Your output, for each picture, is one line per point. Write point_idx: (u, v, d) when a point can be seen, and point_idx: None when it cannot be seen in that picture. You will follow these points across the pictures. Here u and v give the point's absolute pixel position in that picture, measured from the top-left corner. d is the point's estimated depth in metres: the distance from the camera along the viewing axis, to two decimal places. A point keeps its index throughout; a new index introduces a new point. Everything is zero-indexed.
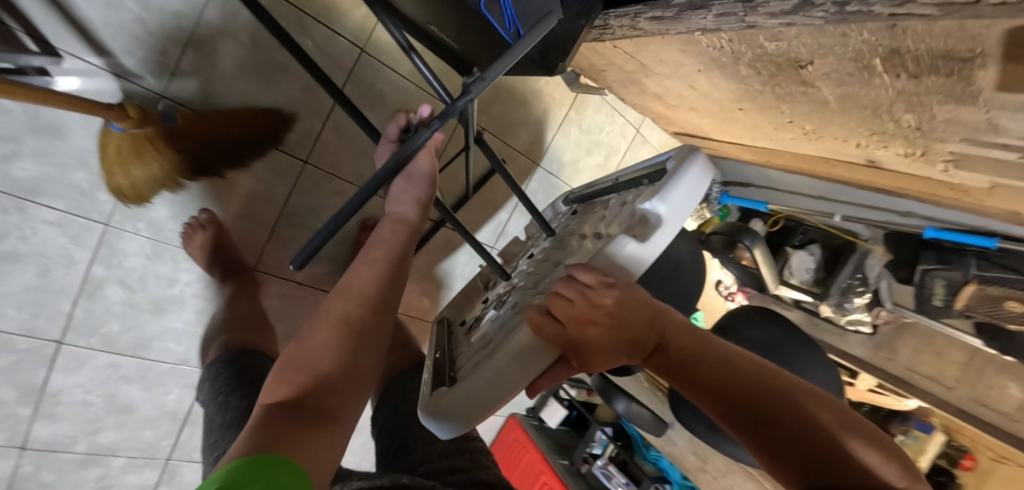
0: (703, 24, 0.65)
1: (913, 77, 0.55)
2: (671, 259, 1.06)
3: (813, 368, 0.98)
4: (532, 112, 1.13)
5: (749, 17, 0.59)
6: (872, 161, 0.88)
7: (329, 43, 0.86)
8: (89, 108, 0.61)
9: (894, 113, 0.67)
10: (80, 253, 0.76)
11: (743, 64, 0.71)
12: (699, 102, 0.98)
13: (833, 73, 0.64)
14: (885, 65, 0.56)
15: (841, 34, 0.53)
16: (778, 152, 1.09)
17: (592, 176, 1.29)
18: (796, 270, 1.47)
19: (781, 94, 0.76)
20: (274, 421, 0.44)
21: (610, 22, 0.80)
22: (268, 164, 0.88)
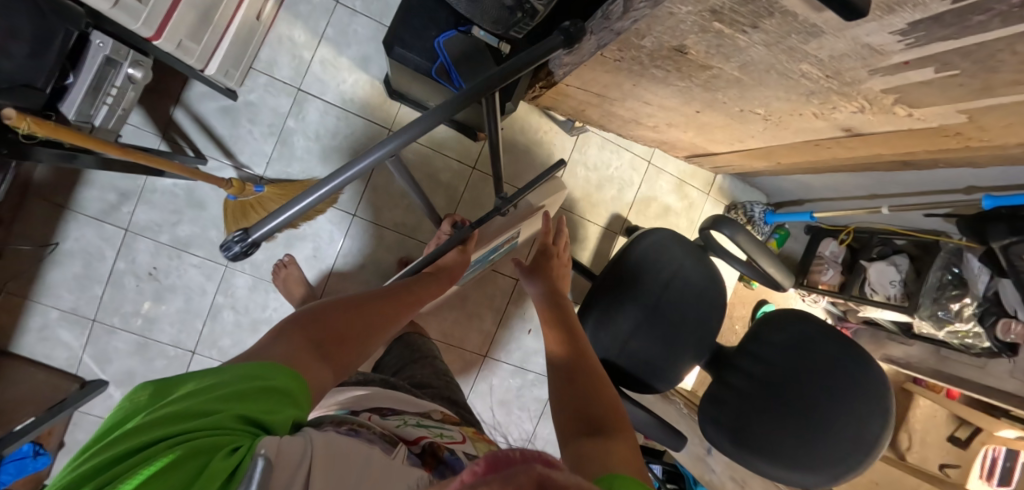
0: (593, 45, 0.80)
1: (755, 26, 0.61)
2: (670, 266, 1.04)
3: (852, 370, 0.87)
4: (537, 158, 1.30)
5: (613, 26, 0.74)
6: (851, 130, 0.84)
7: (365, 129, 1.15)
8: (214, 180, 0.96)
9: (793, 67, 0.70)
10: (209, 285, 1.13)
11: (651, 66, 0.82)
12: (669, 117, 1.05)
13: (711, 50, 0.71)
14: (725, 24, 0.63)
15: (672, 14, 0.64)
16: (775, 151, 1.06)
17: (610, 208, 1.37)
18: (876, 285, 1.24)
19: (704, 84, 0.83)
20: (283, 346, 0.51)
21: (554, 70, 0.96)
22: (327, 216, 1.18)
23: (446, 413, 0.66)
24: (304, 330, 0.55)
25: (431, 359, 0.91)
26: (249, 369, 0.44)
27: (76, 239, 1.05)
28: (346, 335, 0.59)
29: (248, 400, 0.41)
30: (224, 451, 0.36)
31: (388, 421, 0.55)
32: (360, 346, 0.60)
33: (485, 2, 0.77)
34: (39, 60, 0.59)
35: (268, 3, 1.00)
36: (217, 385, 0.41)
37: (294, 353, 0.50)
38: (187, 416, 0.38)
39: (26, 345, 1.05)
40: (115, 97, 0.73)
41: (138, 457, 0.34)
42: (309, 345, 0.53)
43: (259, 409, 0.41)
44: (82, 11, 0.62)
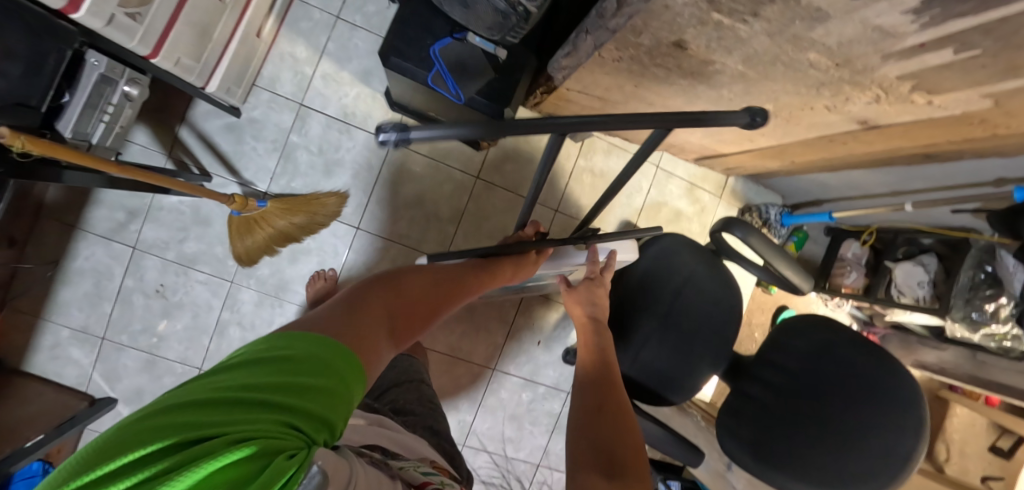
0: (591, 45, 0.77)
1: (756, 15, 0.58)
2: (682, 272, 0.98)
3: (879, 376, 0.80)
4: (543, 166, 1.21)
5: (608, 24, 0.71)
6: (867, 122, 0.79)
7: (369, 141, 1.14)
8: (216, 195, 0.96)
9: (800, 57, 0.66)
10: (215, 302, 1.12)
11: (651, 65, 0.78)
12: (675, 118, 0.99)
13: (711, 44, 0.68)
14: (724, 14, 0.60)
15: (668, 8, 0.61)
16: (788, 150, 1.01)
17: (619, 214, 1.27)
18: (904, 287, 1.17)
19: (707, 81, 0.79)
20: (350, 312, 0.47)
21: (553, 75, 0.93)
22: (330, 230, 1.15)
23: (436, 461, 0.62)
24: (378, 301, 0.52)
25: (417, 384, 0.91)
26: (319, 354, 0.38)
27: (87, 257, 1.07)
28: (410, 309, 0.57)
29: (317, 397, 0.34)
30: (287, 453, 0.29)
31: (392, 461, 0.50)
32: (423, 325, 0.59)
33: (478, 8, 0.76)
34: (32, 78, 0.61)
35: (268, 20, 1.02)
36: (280, 371, 0.35)
37: (372, 325, 0.47)
38: (247, 407, 0.31)
39: (39, 363, 1.07)
40: (111, 115, 0.74)
41: (190, 449, 0.27)
42: (381, 315, 0.50)
43: (325, 411, 0.34)
44: (74, 30, 0.64)
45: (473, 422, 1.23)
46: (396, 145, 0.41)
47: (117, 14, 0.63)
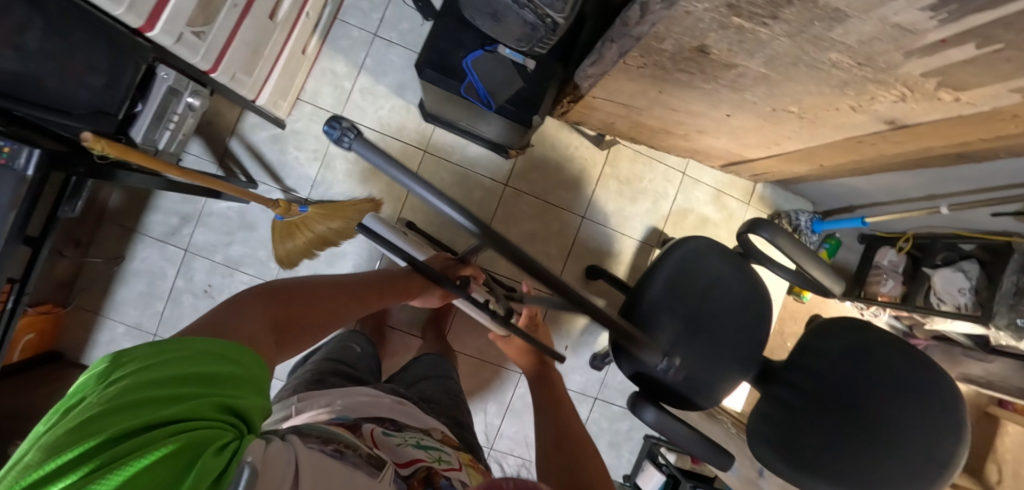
0: (616, 53, 0.81)
1: (776, 17, 0.61)
2: (709, 274, 0.98)
3: (918, 375, 0.78)
4: (568, 172, 1.24)
5: (631, 31, 0.74)
6: (895, 121, 0.80)
7: (404, 151, 1.20)
8: (264, 200, 1.03)
9: (822, 58, 0.68)
10: None
11: (674, 70, 0.80)
12: (699, 123, 1.00)
13: (735, 47, 0.70)
14: (745, 18, 0.62)
15: (688, 13, 0.64)
16: (816, 154, 1.01)
17: (644, 220, 1.27)
18: (944, 295, 1.14)
19: (731, 85, 0.81)
20: (229, 320, 0.50)
21: (580, 83, 0.97)
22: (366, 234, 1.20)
23: (444, 430, 0.66)
24: (265, 310, 0.56)
25: (441, 378, 0.93)
26: (217, 346, 0.42)
27: (142, 259, 1.15)
28: (300, 321, 0.61)
29: (220, 384, 0.40)
30: (210, 440, 0.35)
31: (389, 438, 0.53)
32: (312, 335, 0.63)
33: (507, 21, 0.81)
34: (111, 89, 0.70)
35: (312, 38, 1.10)
36: (181, 366, 0.39)
37: (256, 331, 0.51)
38: (158, 404, 0.36)
39: (96, 357, 1.15)
40: (176, 124, 0.83)
41: (118, 450, 0.32)
42: (267, 325, 0.54)
43: (232, 395, 0.40)
44: (149, 48, 0.72)
45: (500, 425, 1.24)
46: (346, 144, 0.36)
47: (185, 33, 0.71)
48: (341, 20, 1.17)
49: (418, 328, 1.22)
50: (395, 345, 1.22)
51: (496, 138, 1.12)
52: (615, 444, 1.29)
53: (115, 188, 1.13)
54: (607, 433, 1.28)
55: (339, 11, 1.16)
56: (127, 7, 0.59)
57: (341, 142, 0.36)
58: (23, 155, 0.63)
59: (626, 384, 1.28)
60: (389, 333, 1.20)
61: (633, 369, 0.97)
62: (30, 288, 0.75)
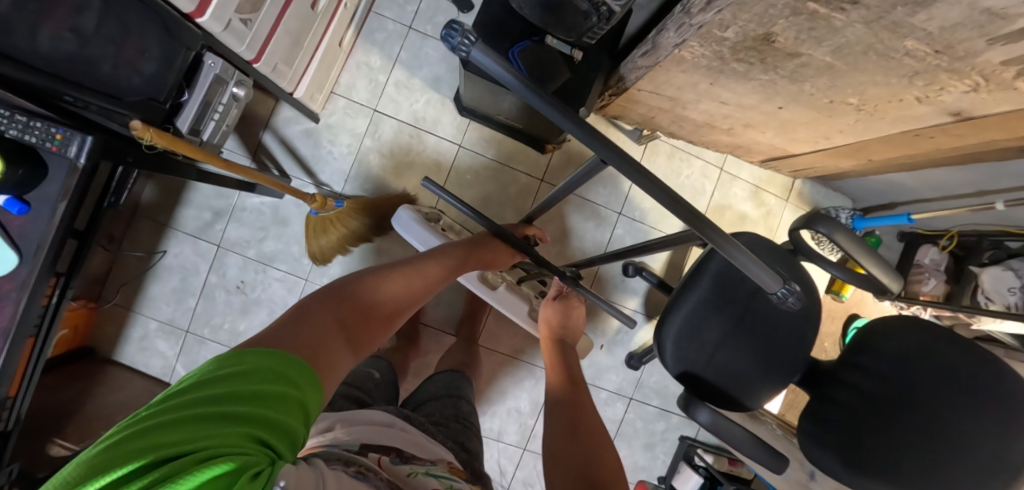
0: (672, 43, 0.79)
1: (856, 2, 0.57)
2: None
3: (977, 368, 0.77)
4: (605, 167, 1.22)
5: (695, 20, 0.73)
6: (961, 113, 0.76)
7: (439, 146, 1.18)
8: (300, 194, 1.00)
9: (896, 46, 0.63)
10: (290, 299, 1.17)
11: (732, 60, 0.78)
12: (747, 117, 0.97)
13: (803, 35, 0.67)
14: (821, 3, 0.59)
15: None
16: (866, 148, 0.98)
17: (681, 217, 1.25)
18: (992, 294, 1.10)
19: (790, 75, 0.78)
20: (295, 323, 0.45)
21: (626, 75, 0.96)
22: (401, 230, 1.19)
23: (453, 462, 0.56)
24: (331, 306, 0.51)
25: (456, 399, 0.84)
26: (278, 362, 0.37)
27: (174, 253, 1.14)
28: (369, 319, 0.55)
29: (273, 404, 0.34)
30: (253, 468, 0.28)
31: (400, 467, 0.45)
32: (383, 332, 0.57)
33: (560, 10, 0.79)
34: (162, 77, 0.67)
35: (348, 31, 1.09)
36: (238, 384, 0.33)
37: (320, 331, 0.46)
38: (205, 422, 0.30)
39: (128, 353, 1.14)
40: (221, 114, 0.82)
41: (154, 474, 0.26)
42: (334, 325, 0.48)
43: (286, 419, 0.34)
44: (199, 34, 0.67)
45: (534, 425, 1.22)
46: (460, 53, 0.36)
47: (234, 20, 0.67)
48: (376, 13, 1.15)
49: (452, 326, 1.20)
50: (428, 344, 1.19)
51: (534, 133, 1.10)
52: (650, 444, 1.26)
53: (148, 182, 1.12)
54: (642, 434, 1.26)
55: (374, 4, 1.15)
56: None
57: (459, 51, 0.36)
58: (74, 143, 0.59)
59: (662, 383, 1.26)
60: (422, 331, 1.18)
61: (680, 368, 0.95)
62: (74, 283, 0.73)
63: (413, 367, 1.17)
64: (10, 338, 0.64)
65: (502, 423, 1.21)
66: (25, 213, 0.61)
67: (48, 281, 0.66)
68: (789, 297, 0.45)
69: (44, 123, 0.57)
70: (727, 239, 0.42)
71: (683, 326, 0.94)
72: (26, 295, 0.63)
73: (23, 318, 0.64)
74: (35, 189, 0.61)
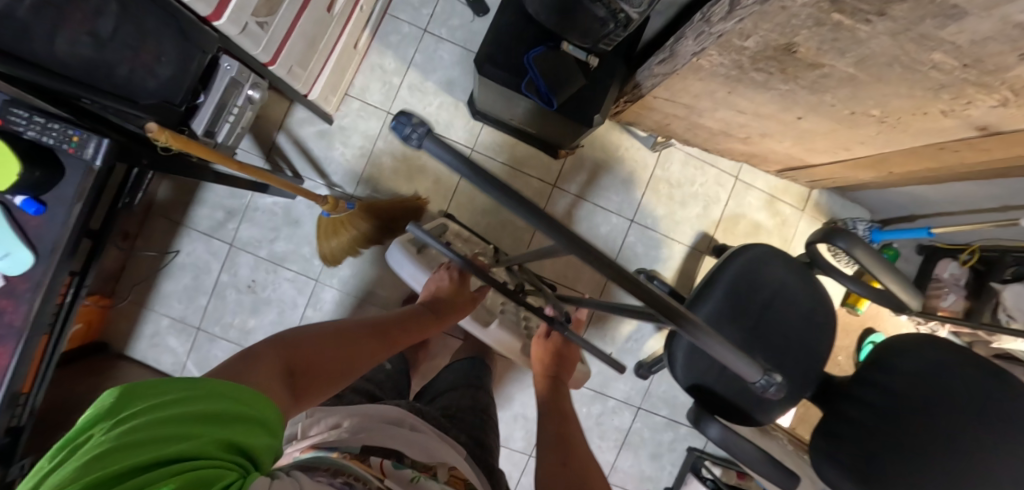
0: (691, 51, 0.78)
1: (882, 14, 0.55)
2: (772, 285, 0.94)
3: (993, 392, 0.76)
4: (618, 174, 1.21)
5: (714, 29, 0.72)
6: (988, 128, 0.74)
7: (451, 150, 1.18)
8: (312, 197, 1.01)
9: (922, 59, 0.62)
10: (299, 299, 1.18)
11: (751, 69, 0.77)
12: (765, 126, 0.96)
13: (826, 46, 0.65)
14: (846, 15, 0.57)
15: (783, 9, 0.60)
16: (887, 160, 0.96)
17: (694, 226, 1.23)
18: (1015, 312, 1.06)
19: (811, 86, 0.76)
20: (244, 365, 0.44)
21: (642, 82, 0.95)
22: None
23: (456, 465, 0.53)
24: (277, 354, 0.49)
25: (471, 388, 0.84)
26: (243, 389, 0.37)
27: (187, 252, 1.15)
28: (323, 365, 0.54)
29: (237, 422, 0.34)
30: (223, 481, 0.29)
31: (402, 473, 0.44)
32: (339, 379, 0.55)
33: (578, 17, 0.79)
34: (177, 79, 0.69)
35: (364, 33, 1.09)
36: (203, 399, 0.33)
37: (268, 376, 0.44)
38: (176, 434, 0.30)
39: (139, 349, 1.16)
40: (235, 116, 0.82)
41: (121, 488, 0.26)
42: (282, 372, 0.47)
43: (250, 436, 0.34)
44: (215, 37, 0.68)
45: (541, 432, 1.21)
46: (422, 146, 0.32)
47: (250, 23, 0.67)
48: (391, 15, 1.15)
49: (460, 330, 1.20)
50: (436, 348, 1.19)
51: (547, 138, 1.09)
52: (657, 454, 1.25)
53: (163, 181, 1.13)
54: (650, 443, 1.25)
55: (390, 6, 1.15)
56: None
57: (410, 142, 0.32)
58: (92, 145, 0.59)
59: (670, 393, 1.25)
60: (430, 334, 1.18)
61: (691, 380, 0.94)
62: (88, 281, 0.74)
63: (421, 370, 1.17)
64: (26, 334, 0.65)
65: (508, 429, 1.20)
66: (41, 213, 0.62)
67: (63, 280, 0.66)
68: (768, 387, 0.39)
69: (61, 124, 0.57)
70: (693, 321, 0.34)
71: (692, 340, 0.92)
72: (41, 295, 0.64)
73: (38, 315, 0.65)
74: (52, 189, 0.61)
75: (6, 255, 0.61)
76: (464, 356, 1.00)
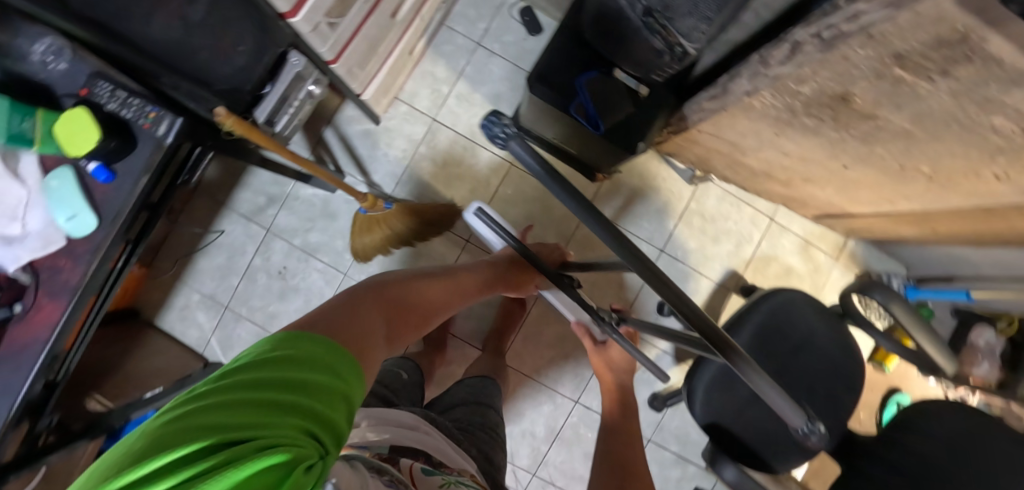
0: (745, 88, 0.80)
1: (945, 73, 0.54)
2: (801, 332, 0.93)
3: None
4: (653, 203, 1.22)
5: (771, 72, 0.74)
6: None
7: (489, 161, 1.20)
8: (353, 193, 1.03)
9: (981, 121, 0.59)
10: (326, 291, 1.20)
11: (803, 114, 0.77)
12: (808, 171, 0.95)
13: (883, 100, 0.65)
14: (908, 70, 0.57)
15: (844, 59, 0.61)
16: (931, 218, 0.94)
17: (724, 263, 1.23)
18: None
19: (863, 136, 0.76)
20: (338, 309, 0.42)
21: (688, 115, 0.96)
22: (442, 238, 1.21)
23: (473, 475, 0.54)
24: (367, 299, 0.48)
25: (484, 406, 0.82)
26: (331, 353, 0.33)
27: (227, 232, 1.19)
28: (404, 316, 0.53)
29: (317, 391, 0.29)
30: (304, 462, 0.24)
31: (431, 477, 0.44)
32: (413, 333, 0.55)
33: (634, 46, 0.82)
34: (248, 69, 0.72)
35: (420, 41, 1.13)
36: (277, 369, 0.29)
37: (363, 320, 0.43)
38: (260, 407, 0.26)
39: (169, 320, 1.19)
40: (295, 109, 0.85)
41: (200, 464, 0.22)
42: (375, 317, 0.45)
43: (331, 408, 0.29)
44: (287, 33, 0.71)
45: (547, 454, 1.20)
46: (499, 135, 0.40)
47: (321, 23, 0.71)
48: (448, 26, 1.19)
49: (478, 340, 1.20)
50: (453, 354, 1.20)
51: (587, 160, 1.09)
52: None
53: (214, 162, 1.18)
54: (657, 478, 1.22)
55: (448, 17, 1.19)
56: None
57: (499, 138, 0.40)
58: (164, 123, 0.63)
59: (683, 429, 1.22)
60: (449, 340, 1.19)
61: (708, 419, 0.92)
62: (139, 251, 0.77)
63: (436, 375, 1.18)
64: (78, 294, 0.65)
65: (514, 446, 1.19)
66: (110, 182, 0.64)
67: (119, 247, 0.67)
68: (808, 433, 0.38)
69: (140, 101, 0.62)
70: (739, 354, 0.34)
71: (715, 376, 0.90)
72: (98, 258, 0.65)
73: (93, 277, 0.65)
74: (122, 160, 0.63)
75: (72, 217, 0.63)
76: (474, 376, 0.95)
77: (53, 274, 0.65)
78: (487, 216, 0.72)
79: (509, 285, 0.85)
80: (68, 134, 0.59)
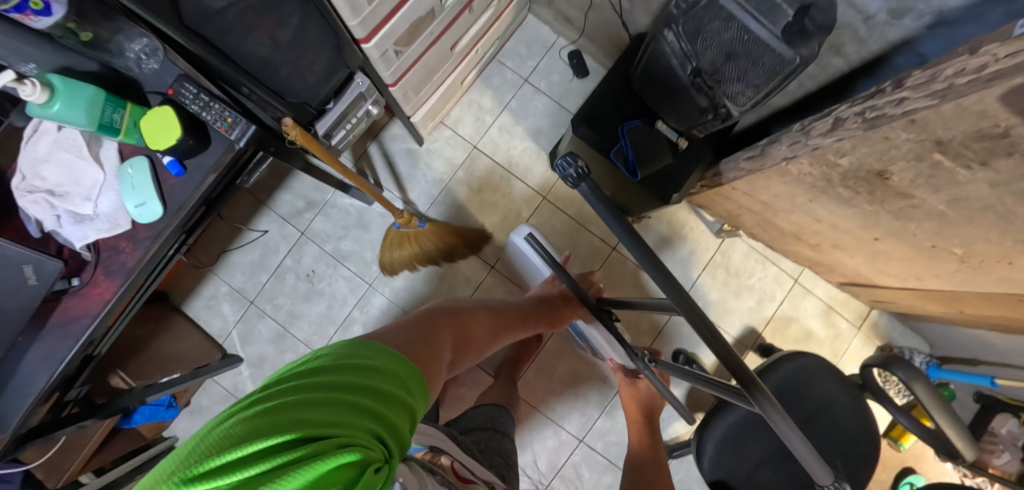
0: (783, 153, 0.83)
1: (984, 164, 0.55)
2: (818, 399, 0.92)
3: None
4: (678, 252, 1.23)
5: (811, 141, 0.77)
6: None
7: (522, 192, 1.24)
8: (390, 208, 1.06)
9: (1019, 212, 0.60)
10: (350, 298, 1.23)
11: (838, 184, 0.80)
12: (837, 238, 0.97)
13: (920, 181, 0.67)
14: (948, 157, 0.59)
15: (886, 138, 0.64)
16: (960, 298, 0.94)
17: (743, 319, 1.23)
18: None
19: (897, 212, 0.77)
20: (413, 326, 0.49)
21: (724, 172, 0.99)
22: (468, 261, 1.24)
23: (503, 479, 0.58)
24: (440, 323, 0.55)
25: (496, 433, 0.83)
26: (394, 365, 0.37)
27: (265, 231, 1.24)
28: (463, 340, 0.58)
29: (381, 400, 0.32)
30: (373, 463, 0.27)
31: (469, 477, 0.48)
32: (466, 357, 0.60)
33: (681, 101, 0.86)
34: (318, 86, 0.78)
35: (472, 72, 1.19)
36: (347, 373, 0.32)
37: (433, 340, 0.48)
38: (337, 406, 0.29)
39: (195, 307, 1.23)
40: (351, 125, 0.91)
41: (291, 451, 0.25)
42: (443, 337, 0.51)
43: (392, 415, 0.32)
44: (359, 57, 0.77)
45: None
46: (568, 178, 0.42)
47: (390, 50, 0.76)
48: (499, 61, 1.26)
49: (491, 366, 1.21)
50: (465, 377, 1.21)
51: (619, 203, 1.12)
52: None
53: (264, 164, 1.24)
54: None
55: (500, 53, 1.26)
56: (360, 21, 0.65)
57: (567, 179, 0.42)
58: (239, 128, 0.67)
59: (686, 483, 1.20)
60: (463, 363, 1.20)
61: (715, 476, 0.91)
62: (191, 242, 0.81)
63: (445, 396, 1.18)
64: (130, 279, 0.68)
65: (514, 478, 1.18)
66: (180, 175, 0.68)
67: (176, 236, 0.71)
68: None
69: (221, 106, 0.66)
70: (764, 395, 0.34)
71: (726, 434, 0.89)
72: (157, 244, 0.68)
73: (148, 262, 0.69)
74: (195, 157, 0.68)
75: (141, 204, 0.66)
76: (487, 404, 0.95)
77: (112, 255, 0.67)
78: (532, 240, 0.81)
79: (554, 321, 0.87)
80: (152, 128, 0.64)
